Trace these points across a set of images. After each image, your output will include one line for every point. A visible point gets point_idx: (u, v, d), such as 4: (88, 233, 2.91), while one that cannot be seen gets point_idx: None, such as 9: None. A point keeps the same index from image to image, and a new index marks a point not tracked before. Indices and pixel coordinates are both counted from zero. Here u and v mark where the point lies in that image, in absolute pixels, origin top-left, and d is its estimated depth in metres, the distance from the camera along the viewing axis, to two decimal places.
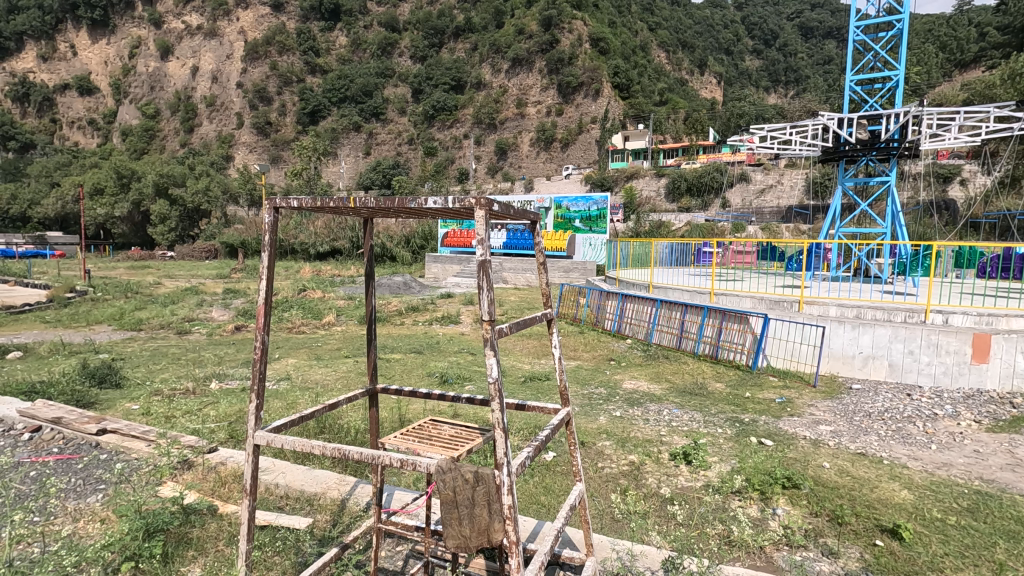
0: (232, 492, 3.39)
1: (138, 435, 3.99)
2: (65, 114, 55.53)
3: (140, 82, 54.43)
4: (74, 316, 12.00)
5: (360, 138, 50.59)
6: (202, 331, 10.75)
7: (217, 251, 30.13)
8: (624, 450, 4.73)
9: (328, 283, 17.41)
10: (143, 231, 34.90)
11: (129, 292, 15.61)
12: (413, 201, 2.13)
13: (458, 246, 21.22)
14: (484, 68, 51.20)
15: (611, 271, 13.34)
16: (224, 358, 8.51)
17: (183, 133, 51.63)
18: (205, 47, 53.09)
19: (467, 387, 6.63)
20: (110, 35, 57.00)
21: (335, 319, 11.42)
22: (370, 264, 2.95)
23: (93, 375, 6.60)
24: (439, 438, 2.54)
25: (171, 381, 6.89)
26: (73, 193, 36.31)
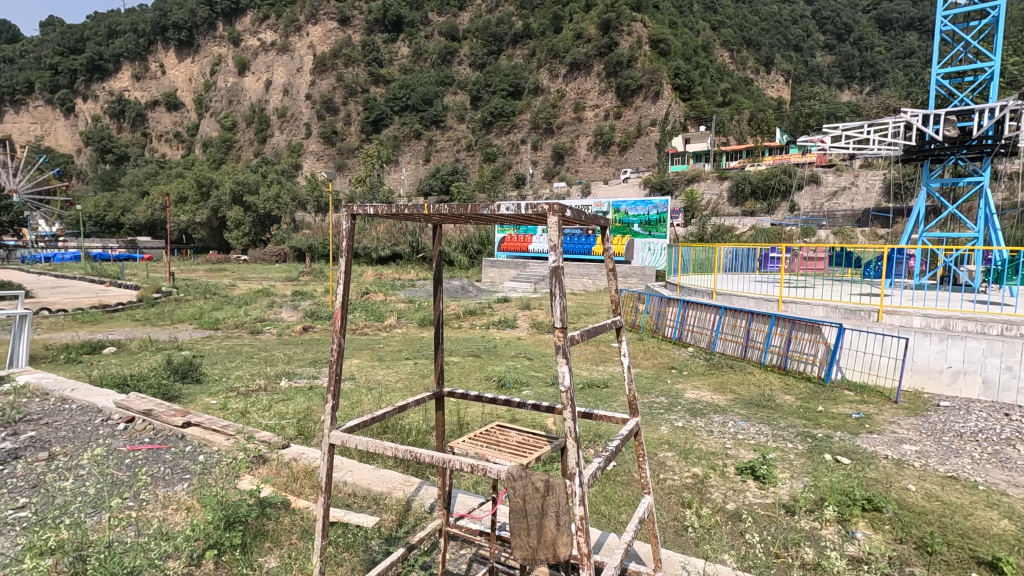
0: (304, 488, 3.51)
1: (220, 429, 4.24)
2: (154, 128, 60.25)
3: (220, 97, 58.18)
4: (160, 315, 12.89)
5: (420, 146, 51.88)
6: (273, 331, 11.32)
7: (286, 255, 31.83)
8: (688, 462, 4.58)
9: (390, 286, 17.97)
10: (220, 236, 37.15)
11: (208, 292, 16.71)
12: (485, 208, 2.14)
13: (514, 250, 21.20)
14: (542, 73, 51.16)
15: (671, 277, 13.05)
16: (294, 357, 8.90)
17: (257, 143, 54.71)
18: (278, 61, 56.23)
19: (525, 391, 6.64)
20: (195, 53, 61.33)
21: (396, 322, 11.74)
22: (439, 269, 2.97)
23: (177, 370, 7.08)
24: (507, 444, 2.54)
25: (245, 377, 7.26)
26: (160, 201, 39.27)
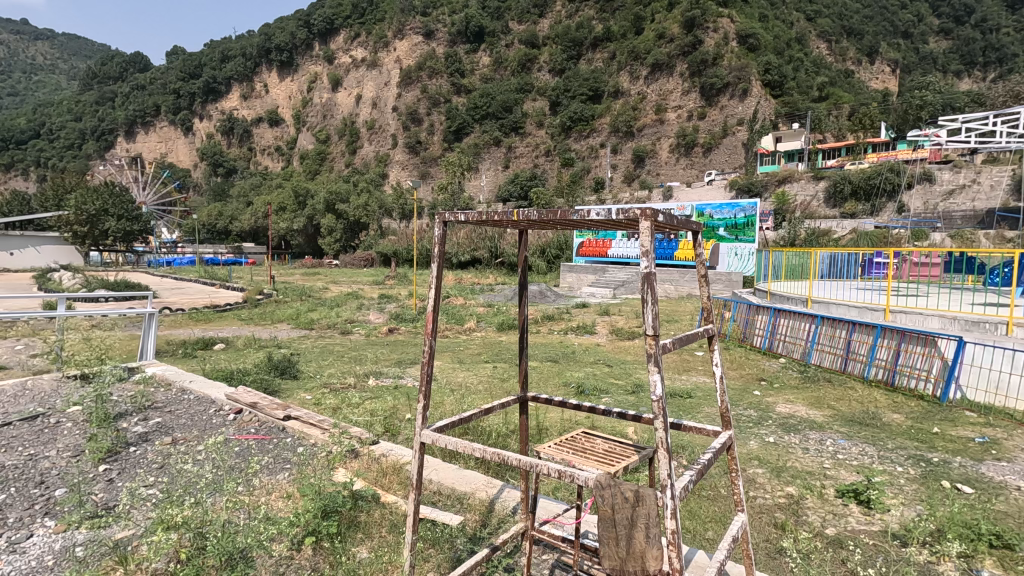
0: (392, 483, 3.66)
1: (316, 423, 4.52)
2: (258, 143, 65.55)
3: (316, 112, 62.35)
4: (262, 315, 13.99)
5: (499, 152, 52.73)
6: (362, 331, 11.97)
7: (373, 260, 33.52)
8: (781, 481, 4.30)
9: (470, 290, 18.38)
10: (314, 242, 39.70)
11: (304, 295, 17.92)
12: (576, 213, 2.13)
13: (593, 255, 21.02)
14: (623, 76, 50.36)
15: (761, 284, 12.37)
16: (381, 357, 9.34)
17: (348, 154, 58.02)
18: (368, 76, 59.49)
19: (604, 399, 6.53)
20: (294, 73, 66.14)
21: (476, 325, 11.99)
22: (524, 274, 3.00)
23: (277, 366, 7.64)
24: (593, 452, 2.52)
25: (336, 376, 7.71)
26: (263, 209, 42.60)
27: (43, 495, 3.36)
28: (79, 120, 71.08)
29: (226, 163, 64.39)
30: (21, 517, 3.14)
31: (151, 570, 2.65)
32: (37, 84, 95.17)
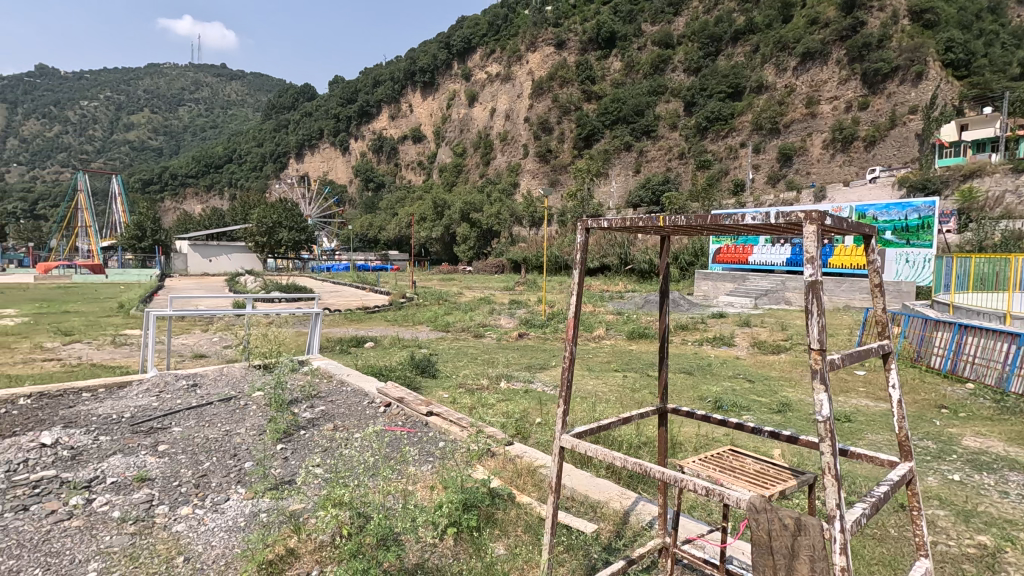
0: (527, 484, 3.74)
1: (455, 420, 4.79)
2: (403, 159, 71.27)
3: (454, 127, 66.27)
4: (405, 317, 15.16)
5: (630, 157, 51.64)
6: (493, 335, 12.43)
7: (504, 266, 34.69)
8: (970, 527, 3.66)
9: (600, 297, 18.23)
10: (450, 250, 42.06)
11: (442, 299, 19.09)
12: (728, 219, 2.02)
13: (731, 262, 19.72)
14: (768, 69, 46.75)
15: (942, 295, 10.68)
16: (511, 361, 9.64)
17: (482, 165, 60.77)
18: (502, 90, 62.06)
19: (745, 416, 6.06)
20: (435, 92, 70.97)
21: (604, 333, 11.83)
22: (666, 281, 2.93)
23: (418, 365, 8.22)
24: (743, 473, 2.37)
25: (471, 377, 8.07)
26: (406, 219, 46.18)
27: (235, 466, 3.95)
28: (261, 146, 82.84)
29: (376, 178, 70.92)
30: (220, 482, 3.72)
31: (319, 541, 2.98)
32: (231, 116, 112.78)
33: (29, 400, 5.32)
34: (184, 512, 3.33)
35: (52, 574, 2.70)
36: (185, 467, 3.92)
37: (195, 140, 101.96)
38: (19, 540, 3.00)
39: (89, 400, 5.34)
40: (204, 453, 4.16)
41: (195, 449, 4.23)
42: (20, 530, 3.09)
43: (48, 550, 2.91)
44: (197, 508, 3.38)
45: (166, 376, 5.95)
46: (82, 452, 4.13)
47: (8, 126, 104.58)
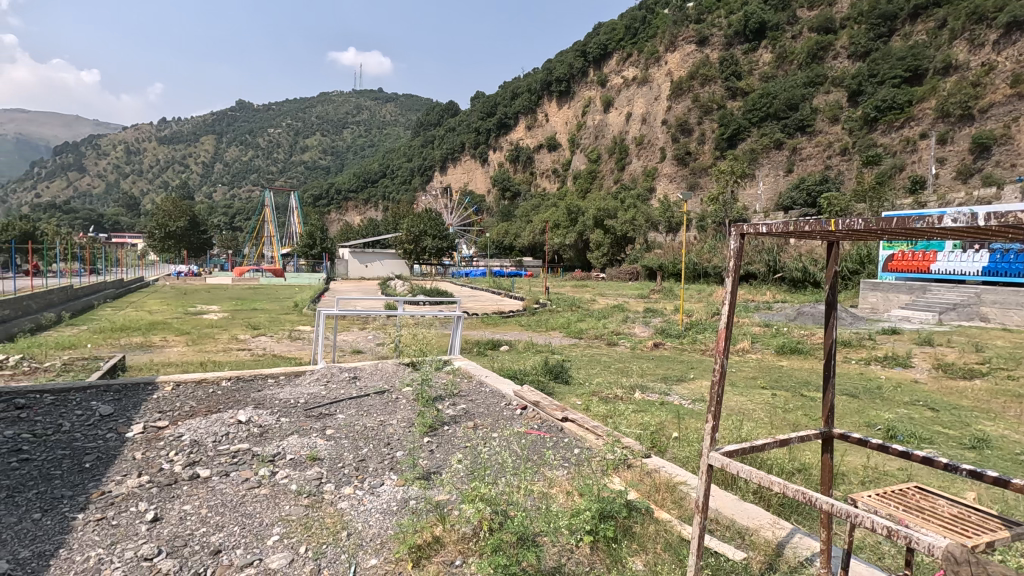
0: (666, 500, 3.58)
1: (591, 428, 4.77)
2: (538, 167, 72.91)
3: (589, 134, 66.33)
4: (539, 322, 15.46)
5: (781, 156, 47.46)
6: (627, 344, 12.16)
7: (638, 273, 33.81)
8: None
9: (744, 307, 17.00)
10: (583, 256, 42.01)
11: (575, 305, 19.14)
12: (922, 222, 1.76)
13: (907, 270, 17.10)
14: (957, 46, 40.20)
15: None
16: (647, 371, 9.35)
17: (617, 171, 59.94)
18: (639, 94, 60.80)
19: (926, 448, 5.21)
20: (571, 100, 71.71)
21: (749, 346, 10.99)
22: (834, 292, 2.69)
23: (552, 371, 8.32)
24: (933, 515, 2.07)
25: (604, 385, 7.96)
26: (540, 226, 47.16)
27: (388, 454, 4.33)
28: (410, 161, 90.11)
29: (512, 187, 73.43)
30: (376, 467, 4.09)
31: (461, 532, 3.13)
32: (385, 135, 124.31)
33: (229, 381, 6.33)
34: (347, 491, 3.71)
35: (246, 533, 3.17)
36: (347, 451, 4.38)
37: (356, 159, 114.07)
38: (223, 499, 3.56)
39: (273, 385, 6.20)
40: (363, 439, 4.62)
41: (355, 436, 4.71)
42: (223, 492, 3.68)
43: (242, 511, 3.42)
44: (356, 489, 3.74)
45: (332, 368, 6.73)
46: (268, 430, 4.81)
47: (217, 153, 126.08)
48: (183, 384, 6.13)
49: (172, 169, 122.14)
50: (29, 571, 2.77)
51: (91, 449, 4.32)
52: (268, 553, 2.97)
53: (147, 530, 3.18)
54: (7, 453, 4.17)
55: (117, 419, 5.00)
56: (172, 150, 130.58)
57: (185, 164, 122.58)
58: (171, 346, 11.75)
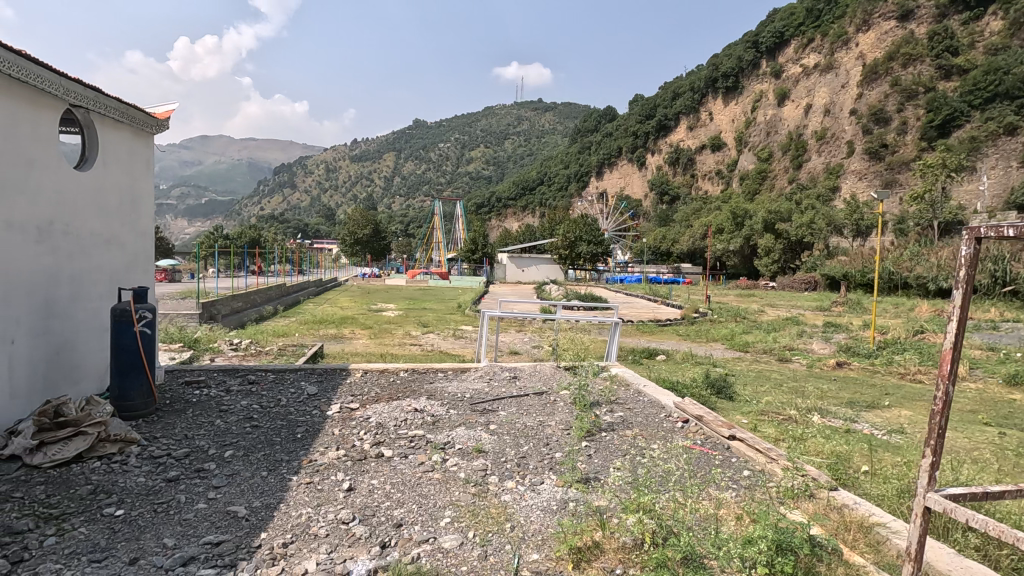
0: (858, 543, 3.14)
1: (762, 449, 4.37)
2: (701, 169, 69.32)
3: (759, 131, 61.31)
4: (699, 332, 14.64)
5: (1015, 143, 38.88)
6: (803, 361, 10.90)
7: (817, 282, 30.28)
8: None
9: (958, 326, 14.26)
10: (750, 263, 38.75)
11: (740, 315, 17.77)
12: None
13: None
14: None
15: None
16: (828, 393, 8.25)
17: (792, 170, 54.36)
18: (821, 82, 54.44)
19: None
20: (739, 95, 66.84)
21: (966, 372, 9.17)
22: None
23: (713, 385, 7.77)
24: None
25: (775, 405, 7.21)
26: (702, 231, 44.71)
27: (548, 453, 4.42)
28: (567, 167, 91.42)
29: (671, 191, 70.62)
30: (537, 466, 4.21)
31: (622, 540, 3.07)
32: (544, 143, 127.87)
33: (406, 372, 7.02)
34: (510, 485, 3.88)
35: (423, 513, 3.46)
36: (509, 446, 4.58)
37: (516, 167, 119.17)
38: (402, 479, 3.95)
39: (443, 379, 6.75)
40: (524, 437, 4.79)
41: (517, 433, 4.90)
42: (403, 472, 4.09)
43: (419, 491, 3.77)
44: (519, 485, 3.89)
45: (494, 366, 7.10)
46: (440, 420, 5.23)
47: (396, 168, 141.07)
48: (369, 372, 6.95)
49: (361, 183, 139.70)
50: (262, 517, 3.37)
51: (302, 422, 5.10)
52: (441, 533, 3.22)
53: (345, 496, 3.66)
54: (242, 420, 5.11)
55: (320, 398, 5.85)
56: (361, 167, 149.31)
57: (371, 178, 139.31)
58: (356, 338, 13.42)
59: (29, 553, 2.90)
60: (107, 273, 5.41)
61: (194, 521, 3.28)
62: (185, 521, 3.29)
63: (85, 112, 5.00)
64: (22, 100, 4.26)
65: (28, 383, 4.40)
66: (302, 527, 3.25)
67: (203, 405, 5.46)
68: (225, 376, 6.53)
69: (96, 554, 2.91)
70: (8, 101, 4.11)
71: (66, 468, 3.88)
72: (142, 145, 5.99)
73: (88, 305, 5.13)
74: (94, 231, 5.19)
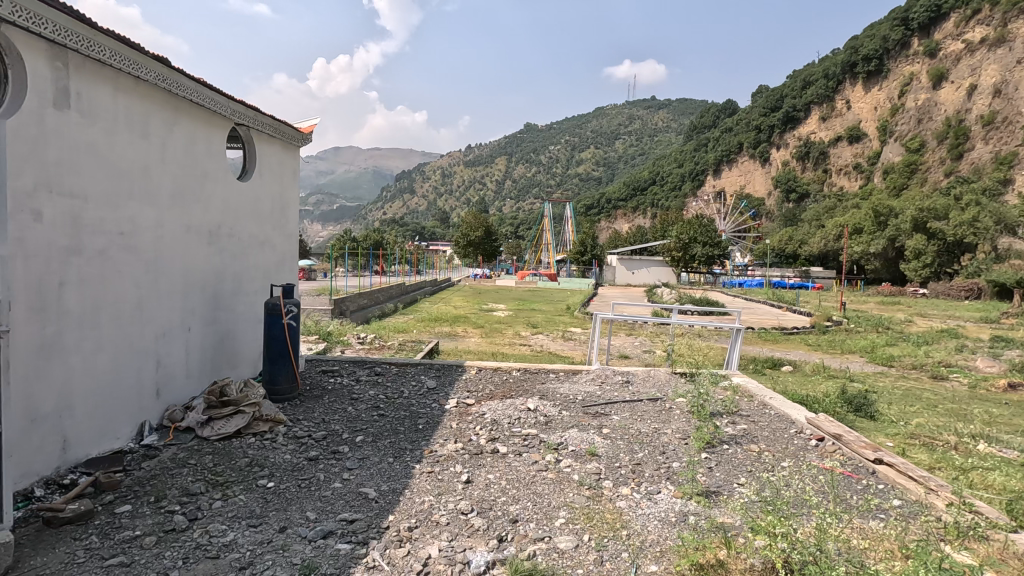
0: None
1: (917, 478, 3.86)
2: (835, 163, 63.19)
3: (908, 119, 54.44)
4: (832, 343, 13.30)
5: None
6: (963, 381, 9.45)
7: (980, 290, 26.28)
8: None
9: None
10: (895, 267, 34.53)
11: (882, 326, 15.86)
12: None
13: None
14: None
15: None
16: (998, 420, 7.07)
17: (949, 161, 47.55)
18: (990, 59, 46.96)
19: None
20: (883, 80, 59.80)
21: None
22: None
23: (850, 401, 6.99)
24: None
25: (929, 429, 6.32)
26: (835, 232, 40.69)
27: (664, 463, 4.27)
28: (681, 166, 87.69)
29: (799, 188, 65.02)
30: (653, 475, 4.07)
31: (749, 562, 2.84)
32: (658, 141, 123.69)
33: (518, 372, 7.14)
34: (625, 492, 3.79)
35: (537, 511, 3.49)
36: (623, 452, 4.48)
37: (627, 168, 116.59)
38: (517, 476, 4.02)
39: (554, 380, 6.77)
40: (638, 443, 4.66)
41: (631, 439, 4.79)
42: (517, 468, 4.17)
43: (534, 489, 3.81)
44: (634, 492, 3.79)
45: (607, 370, 6.98)
46: (552, 420, 5.26)
47: (507, 171, 144.43)
48: (483, 369, 7.18)
49: (474, 187, 145.00)
50: (389, 501, 3.60)
51: (422, 414, 5.38)
52: (556, 533, 3.22)
53: (463, 488, 3.81)
54: (370, 408, 5.51)
55: (439, 392, 6.14)
56: (474, 172, 154.89)
57: (483, 182, 144.01)
58: (469, 336, 13.93)
59: (201, 512, 3.34)
60: (261, 271, 6.13)
61: (331, 498, 3.59)
62: (324, 498, 3.61)
63: (247, 129, 5.69)
64: (199, 121, 4.93)
65: (200, 365, 5.10)
66: (425, 513, 3.43)
67: (337, 392, 5.98)
68: (355, 367, 7.11)
69: (253, 519, 3.29)
70: (189, 122, 4.77)
71: (229, 441, 4.42)
72: (290, 158, 6.70)
73: (246, 298, 5.84)
74: (251, 234, 5.88)
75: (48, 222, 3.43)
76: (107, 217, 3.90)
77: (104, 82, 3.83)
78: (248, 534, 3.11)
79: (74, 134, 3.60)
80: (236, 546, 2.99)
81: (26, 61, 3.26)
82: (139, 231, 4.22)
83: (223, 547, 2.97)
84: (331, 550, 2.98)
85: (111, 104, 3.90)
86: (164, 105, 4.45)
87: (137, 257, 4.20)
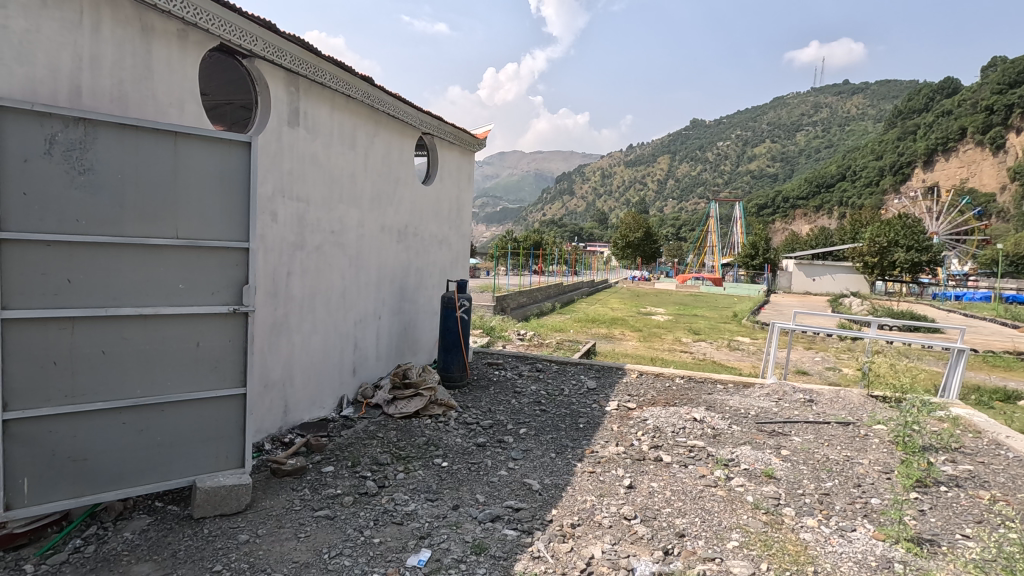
0: None
1: None
2: None
3: None
4: None
5: None
6: None
7: None
8: None
9: None
10: None
11: None
12: None
13: None
14: None
15: None
16: None
17: None
18: None
19: None
20: None
21: None
22: None
23: None
24: None
25: None
26: None
27: (860, 497, 3.71)
28: (879, 158, 75.53)
29: None
30: (844, 509, 3.57)
31: None
32: (851, 130, 108.34)
33: (683, 379, 6.81)
34: (810, 523, 3.37)
35: (706, 527, 3.30)
36: (807, 478, 4.01)
37: (810, 162, 103.98)
38: (683, 488, 3.83)
39: (721, 392, 6.30)
40: (826, 471, 4.13)
41: (815, 465, 4.26)
42: (682, 480, 3.97)
43: (702, 505, 3.58)
44: (822, 525, 3.37)
45: (784, 385, 6.31)
46: (721, 433, 4.91)
47: (670, 170, 138.32)
48: (645, 373, 6.96)
49: (634, 188, 141.73)
50: (551, 495, 3.66)
51: (583, 414, 5.39)
52: (728, 556, 2.99)
53: (625, 493, 3.73)
54: (533, 402, 5.69)
55: (599, 393, 6.11)
56: (634, 171, 151.04)
57: (644, 182, 139.78)
58: (627, 340, 13.62)
59: (388, 481, 3.74)
60: (439, 269, 6.69)
61: (497, 485, 3.78)
62: (491, 483, 3.80)
63: (432, 138, 6.25)
64: (394, 132, 5.50)
65: (388, 349, 5.73)
66: (588, 513, 3.43)
67: (501, 385, 6.26)
68: (518, 361, 7.40)
69: (431, 494, 3.59)
70: (386, 134, 5.36)
71: (410, 420, 4.87)
72: (466, 162, 7.19)
73: (426, 292, 6.42)
74: (432, 234, 6.43)
75: (281, 221, 4.11)
76: (322, 218, 4.55)
77: (323, 102, 4.46)
78: (426, 507, 3.40)
79: (301, 147, 4.26)
80: (416, 516, 3.29)
81: (270, 87, 3.94)
82: (346, 232, 4.87)
83: (405, 515, 3.29)
84: (499, 533, 3.12)
85: (328, 120, 4.54)
86: (368, 119, 5.07)
87: (344, 253, 4.85)
